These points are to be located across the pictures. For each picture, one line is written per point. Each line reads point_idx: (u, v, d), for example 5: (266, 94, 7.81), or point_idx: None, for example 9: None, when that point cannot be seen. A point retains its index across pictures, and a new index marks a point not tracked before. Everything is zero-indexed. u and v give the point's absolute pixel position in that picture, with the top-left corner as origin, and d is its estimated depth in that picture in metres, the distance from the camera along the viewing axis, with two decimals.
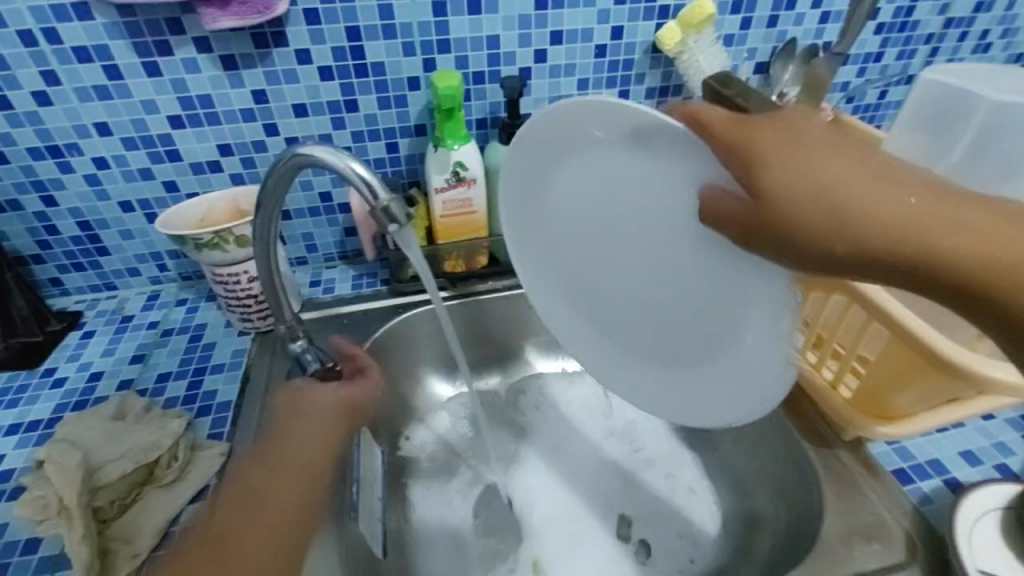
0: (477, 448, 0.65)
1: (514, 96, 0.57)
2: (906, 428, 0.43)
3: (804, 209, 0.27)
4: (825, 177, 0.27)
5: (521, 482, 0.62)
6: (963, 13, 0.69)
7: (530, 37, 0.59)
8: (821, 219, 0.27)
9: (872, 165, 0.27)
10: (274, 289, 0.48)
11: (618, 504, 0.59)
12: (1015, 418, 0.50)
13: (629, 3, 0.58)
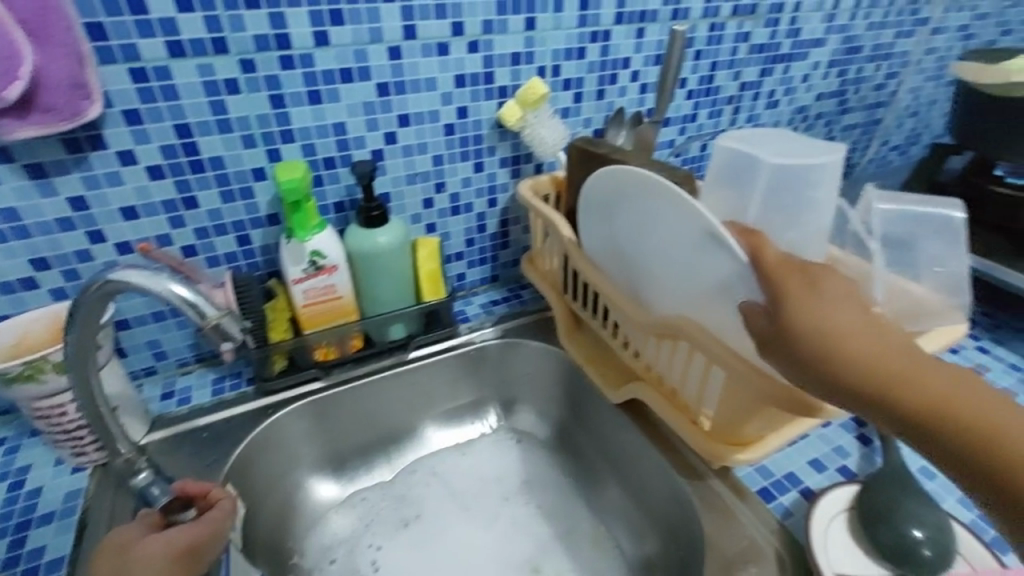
0: (373, 545, 0.61)
1: (366, 180, 0.58)
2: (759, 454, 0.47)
3: (812, 340, 0.35)
4: (829, 326, 0.35)
5: (426, 571, 0.59)
6: (752, 79, 0.82)
7: (378, 121, 0.60)
8: (817, 347, 0.35)
9: (868, 332, 0.35)
10: (99, 415, 0.45)
11: (525, 574, 0.58)
12: (847, 421, 0.58)
13: (469, 86, 0.62)
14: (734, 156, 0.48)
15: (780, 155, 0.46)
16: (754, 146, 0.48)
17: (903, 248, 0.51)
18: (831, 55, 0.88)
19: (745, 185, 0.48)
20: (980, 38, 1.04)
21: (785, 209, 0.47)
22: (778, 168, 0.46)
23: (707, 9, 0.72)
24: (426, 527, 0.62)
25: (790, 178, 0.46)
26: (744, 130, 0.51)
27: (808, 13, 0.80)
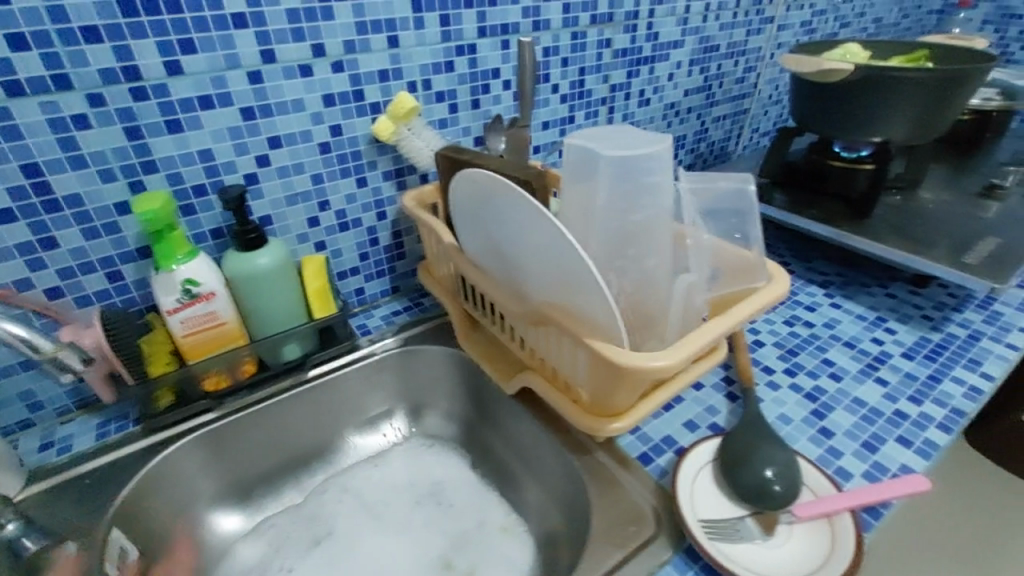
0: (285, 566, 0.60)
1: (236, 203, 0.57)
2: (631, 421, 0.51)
3: None
4: None
5: None
6: (621, 80, 0.88)
7: (248, 145, 0.60)
8: None
9: None
10: None
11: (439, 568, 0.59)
12: (718, 381, 0.63)
13: (338, 104, 0.64)
14: (581, 152, 0.53)
15: (618, 148, 0.51)
16: (597, 141, 0.52)
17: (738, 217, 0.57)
18: (691, 55, 0.96)
19: (592, 177, 0.52)
20: (822, 32, 1.16)
21: (628, 195, 0.52)
22: (617, 159, 0.50)
23: (567, 19, 0.77)
24: (338, 540, 0.62)
25: (627, 167, 0.51)
26: (592, 128, 0.56)
27: (664, 18, 0.88)
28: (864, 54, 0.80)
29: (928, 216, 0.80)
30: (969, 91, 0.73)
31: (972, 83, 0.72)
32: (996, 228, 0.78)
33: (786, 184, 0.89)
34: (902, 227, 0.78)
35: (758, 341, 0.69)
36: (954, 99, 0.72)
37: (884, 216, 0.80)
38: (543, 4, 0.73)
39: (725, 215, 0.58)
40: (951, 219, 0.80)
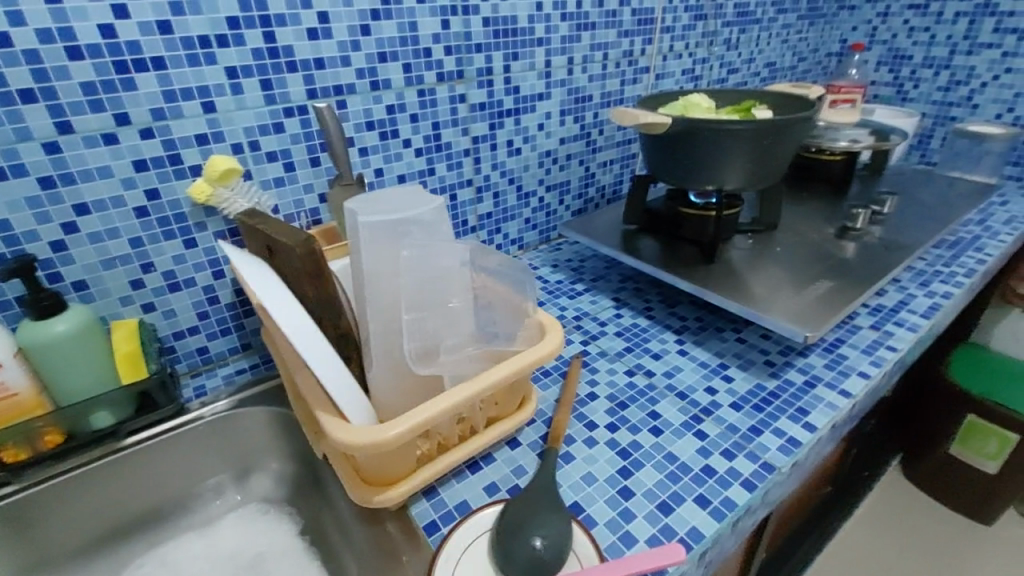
0: None
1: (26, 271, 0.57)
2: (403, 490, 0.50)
3: None
4: None
5: None
6: (483, 132, 0.90)
7: (50, 213, 0.60)
8: None
9: None
10: None
11: None
12: (536, 440, 0.61)
13: (152, 169, 0.64)
14: (344, 215, 0.50)
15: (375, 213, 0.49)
16: (360, 205, 0.50)
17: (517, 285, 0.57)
18: (561, 105, 0.98)
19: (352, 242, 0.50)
20: (707, 78, 1.20)
21: (387, 261, 0.50)
22: (372, 223, 0.49)
23: (409, 78, 0.79)
24: None
25: (402, 232, 0.50)
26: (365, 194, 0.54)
27: (522, 73, 0.90)
28: (704, 102, 0.83)
29: (772, 258, 0.82)
30: (793, 140, 0.77)
31: (794, 133, 0.75)
32: (834, 269, 0.79)
33: (649, 228, 0.90)
34: (743, 272, 0.79)
35: (591, 393, 0.68)
36: (779, 148, 0.76)
37: (730, 259, 0.82)
38: (379, 65, 0.75)
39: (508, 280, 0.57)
40: (794, 261, 0.81)
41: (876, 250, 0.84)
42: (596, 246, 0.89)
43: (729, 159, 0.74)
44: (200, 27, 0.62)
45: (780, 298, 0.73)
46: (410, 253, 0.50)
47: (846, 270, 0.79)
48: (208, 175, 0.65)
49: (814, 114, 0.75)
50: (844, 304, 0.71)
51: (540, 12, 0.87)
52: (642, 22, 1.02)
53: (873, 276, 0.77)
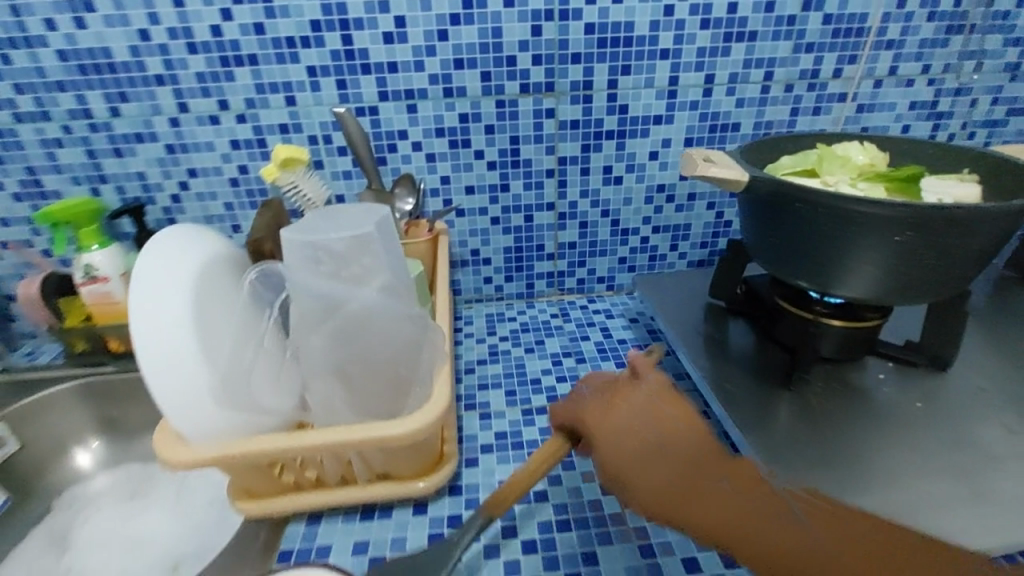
0: (106, 498, 0.75)
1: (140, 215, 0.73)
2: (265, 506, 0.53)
3: None
4: None
5: (115, 533, 0.69)
6: (574, 153, 0.79)
7: (171, 173, 0.75)
8: None
9: None
10: None
11: (173, 555, 0.65)
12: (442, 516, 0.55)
13: (244, 149, 0.74)
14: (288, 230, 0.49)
15: (302, 232, 0.48)
16: (299, 223, 0.50)
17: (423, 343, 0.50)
18: (688, 133, 0.80)
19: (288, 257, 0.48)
20: (957, 117, 0.82)
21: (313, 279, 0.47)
22: (294, 241, 0.47)
23: (488, 87, 0.73)
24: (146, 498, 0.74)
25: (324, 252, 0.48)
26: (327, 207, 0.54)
27: (634, 91, 0.76)
28: (859, 158, 0.57)
29: (891, 420, 0.53)
30: (990, 239, 0.48)
31: (989, 230, 0.47)
32: (994, 468, 0.47)
33: (743, 312, 0.68)
34: (823, 425, 0.53)
35: (542, 492, 0.57)
36: (958, 252, 0.48)
37: (816, 398, 0.56)
38: (455, 71, 0.72)
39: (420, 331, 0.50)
40: (927, 436, 0.51)
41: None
42: (664, 320, 0.70)
43: (856, 253, 0.50)
44: (287, 29, 0.68)
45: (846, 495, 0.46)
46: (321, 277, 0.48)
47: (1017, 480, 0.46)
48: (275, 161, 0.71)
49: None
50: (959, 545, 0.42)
51: (669, 19, 0.71)
52: (841, 33, 0.74)
53: None
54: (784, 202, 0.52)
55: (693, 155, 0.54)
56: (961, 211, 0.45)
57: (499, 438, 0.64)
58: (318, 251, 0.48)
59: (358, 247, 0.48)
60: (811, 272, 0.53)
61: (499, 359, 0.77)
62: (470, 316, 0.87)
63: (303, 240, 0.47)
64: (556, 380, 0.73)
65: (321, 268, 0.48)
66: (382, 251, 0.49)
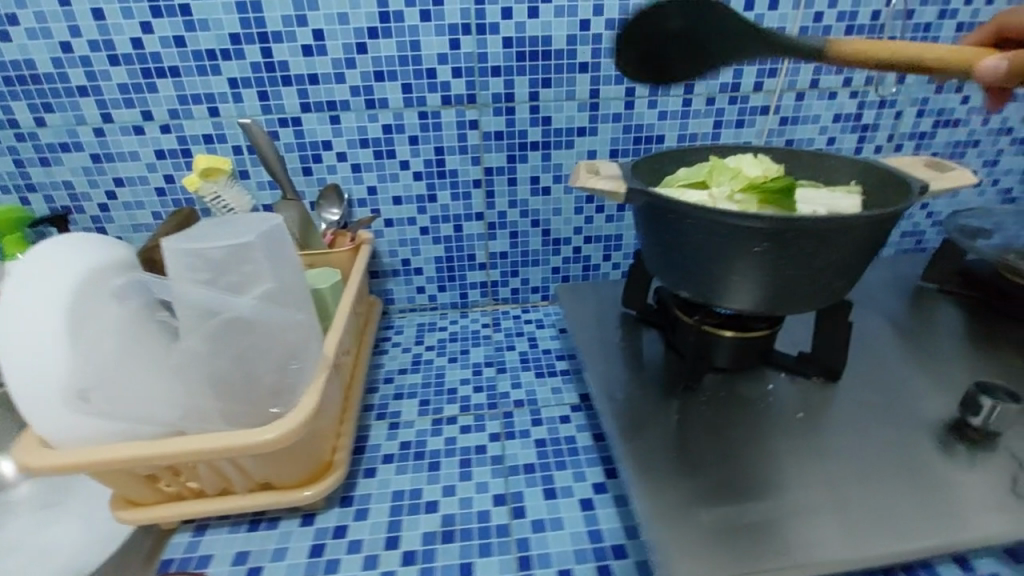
0: (25, 502, 0.75)
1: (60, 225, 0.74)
2: (140, 515, 0.51)
3: None
4: None
5: (28, 537, 0.70)
6: (500, 164, 0.80)
7: (98, 182, 0.76)
8: None
9: None
10: None
11: (79, 559, 0.65)
12: (328, 527, 0.55)
13: (169, 159, 0.75)
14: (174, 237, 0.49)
15: (184, 241, 0.48)
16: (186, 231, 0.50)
17: (301, 349, 0.51)
18: (613, 145, 0.80)
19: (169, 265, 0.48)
20: (883, 130, 0.82)
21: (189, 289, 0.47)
22: (176, 248, 0.47)
23: (410, 99, 0.74)
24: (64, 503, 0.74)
25: (199, 259, 0.47)
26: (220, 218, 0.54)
27: (556, 103, 0.76)
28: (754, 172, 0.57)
29: (768, 429, 0.54)
30: (857, 252, 0.50)
31: (853, 242, 0.49)
32: (851, 481, 0.48)
33: (653, 322, 0.68)
34: (699, 436, 0.53)
35: (433, 502, 0.57)
36: (819, 264, 0.49)
37: (700, 409, 0.56)
38: (375, 84, 0.73)
39: (295, 336, 0.51)
40: (799, 445, 0.52)
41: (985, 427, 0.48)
42: (575, 326, 0.69)
43: (731, 268, 0.51)
44: (207, 41, 0.69)
45: (701, 509, 0.46)
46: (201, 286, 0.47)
47: (873, 492, 0.47)
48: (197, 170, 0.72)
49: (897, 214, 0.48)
50: (803, 558, 0.42)
51: (586, 33, 0.72)
52: None
53: (919, 515, 0.44)
54: (665, 217, 0.52)
55: (579, 168, 0.55)
56: (822, 225, 0.46)
57: (403, 448, 0.64)
58: (195, 259, 0.47)
59: (235, 257, 0.48)
60: (695, 286, 0.54)
61: (420, 368, 0.78)
62: (401, 326, 0.88)
63: (185, 248, 0.47)
64: (472, 390, 0.73)
65: (200, 276, 0.48)
66: (263, 260, 0.50)
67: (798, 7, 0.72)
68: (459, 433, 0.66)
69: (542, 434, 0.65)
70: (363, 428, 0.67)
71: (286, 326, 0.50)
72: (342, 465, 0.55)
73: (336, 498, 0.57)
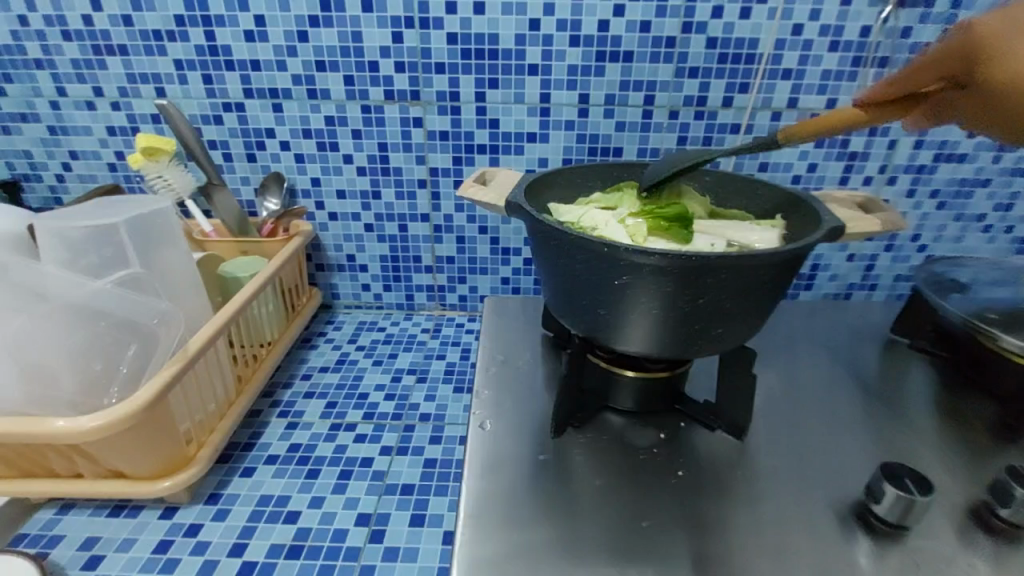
0: None
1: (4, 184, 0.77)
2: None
3: None
4: None
5: None
6: (446, 165, 0.76)
7: (54, 153, 0.78)
8: None
9: None
10: None
11: None
12: (185, 524, 0.53)
13: (119, 136, 0.76)
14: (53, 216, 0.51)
15: (55, 221, 0.49)
16: (67, 213, 0.52)
17: (154, 335, 0.49)
18: (567, 153, 0.75)
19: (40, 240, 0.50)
20: (875, 159, 0.73)
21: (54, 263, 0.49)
22: (44, 227, 0.49)
23: (352, 91, 0.72)
24: None
25: (61, 238, 0.49)
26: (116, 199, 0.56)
27: (504, 106, 0.72)
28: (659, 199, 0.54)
29: (648, 481, 0.47)
30: (767, 292, 0.40)
31: (761, 282, 0.39)
32: (720, 560, 0.40)
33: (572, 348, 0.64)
34: (567, 478, 0.47)
35: (295, 513, 0.54)
36: (698, 304, 0.39)
37: (580, 448, 0.50)
38: (317, 74, 0.71)
39: (148, 319, 0.49)
40: (677, 503, 0.45)
41: (892, 521, 0.40)
42: (488, 345, 0.66)
43: (614, 305, 0.41)
44: (153, 22, 0.69)
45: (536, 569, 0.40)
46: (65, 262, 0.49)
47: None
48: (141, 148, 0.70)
49: (810, 249, 0.39)
50: None
51: (535, 33, 0.67)
52: (728, 58, 0.68)
53: None
54: (542, 240, 0.44)
55: (466, 183, 0.59)
56: (707, 260, 0.36)
57: (290, 450, 0.61)
58: (57, 239, 0.49)
59: (97, 238, 0.50)
60: (581, 324, 0.45)
61: (342, 368, 0.75)
62: (342, 322, 0.86)
63: (51, 228, 0.49)
64: (384, 397, 0.69)
65: (67, 257, 0.49)
66: (128, 243, 0.51)
67: (773, 17, 0.65)
68: (352, 441, 0.63)
69: (435, 454, 0.60)
70: (260, 425, 0.65)
71: (139, 311, 0.48)
72: (204, 460, 0.54)
73: (204, 494, 0.56)
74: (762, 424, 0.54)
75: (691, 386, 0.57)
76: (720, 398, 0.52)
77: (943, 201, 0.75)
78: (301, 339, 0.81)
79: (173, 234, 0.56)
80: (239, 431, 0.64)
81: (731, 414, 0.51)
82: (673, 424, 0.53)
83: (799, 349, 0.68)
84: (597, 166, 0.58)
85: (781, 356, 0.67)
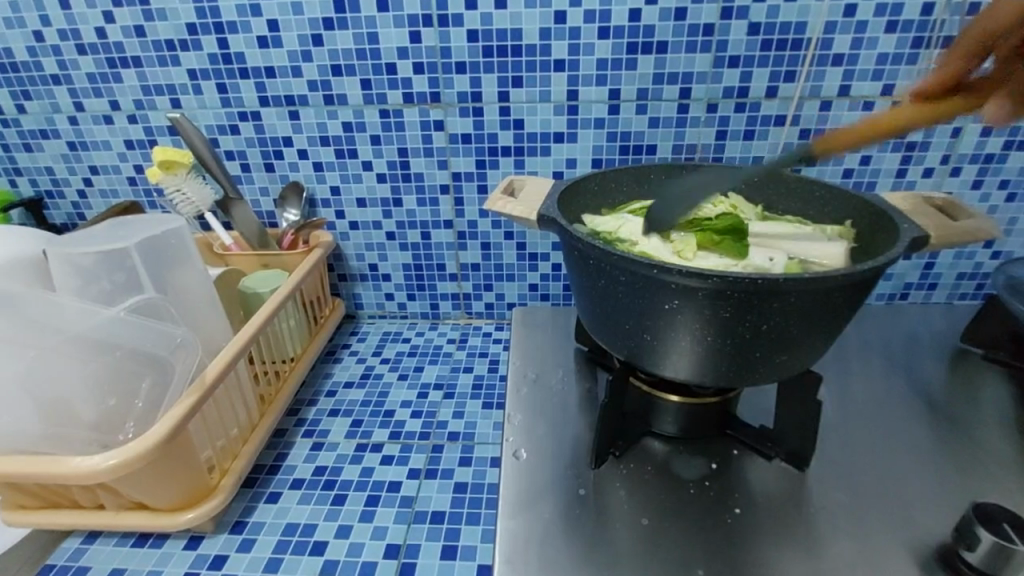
0: None
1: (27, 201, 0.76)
2: (19, 518, 0.49)
3: None
4: None
5: None
6: (468, 169, 0.73)
7: (75, 169, 0.77)
8: None
9: None
10: None
11: None
12: (211, 557, 0.51)
13: (137, 149, 0.75)
14: (65, 241, 0.52)
15: (66, 247, 0.51)
16: (79, 237, 0.53)
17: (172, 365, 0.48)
18: (597, 153, 0.70)
19: (56, 269, 0.51)
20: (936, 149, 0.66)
21: (74, 291, 0.51)
22: (58, 256, 0.50)
23: (370, 96, 0.69)
24: None
25: (75, 266, 0.50)
26: (130, 219, 0.56)
27: (529, 105, 0.68)
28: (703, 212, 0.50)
29: (699, 518, 0.43)
30: (840, 312, 0.36)
31: (834, 303, 0.35)
32: None
33: (607, 364, 0.60)
34: (608, 515, 0.44)
35: (322, 543, 0.51)
36: (762, 332, 0.35)
37: (623, 481, 0.46)
38: (332, 78, 0.68)
39: (165, 348, 0.48)
40: (729, 543, 0.41)
41: (985, 571, 0.37)
42: (518, 361, 0.63)
43: (663, 330, 0.37)
44: (166, 32, 0.67)
45: None
46: (81, 289, 0.51)
47: None
48: (158, 162, 0.67)
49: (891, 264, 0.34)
50: None
51: (561, 26, 0.63)
52: (773, 45, 0.62)
53: None
54: (579, 260, 0.40)
55: (494, 194, 0.56)
56: (777, 281, 0.32)
57: (315, 474, 0.58)
58: (73, 267, 0.51)
59: (107, 264, 0.51)
60: (624, 350, 0.41)
61: (367, 384, 0.72)
62: (366, 333, 0.83)
63: (64, 255, 0.50)
64: (410, 415, 0.66)
65: (82, 284, 0.51)
66: (140, 268, 0.52)
67: None
68: (379, 463, 0.59)
69: (466, 477, 0.57)
70: (285, 445, 0.62)
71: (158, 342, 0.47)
72: (228, 488, 0.52)
73: (229, 522, 0.54)
74: (822, 454, 0.50)
75: (742, 412, 0.53)
76: (776, 423, 0.49)
77: (1013, 193, 0.68)
78: (325, 352, 0.79)
79: (188, 254, 0.56)
80: (263, 453, 0.61)
81: (791, 440, 0.47)
82: (723, 451, 0.49)
83: (855, 362, 0.63)
84: (627, 169, 0.55)
85: (835, 369, 0.62)
